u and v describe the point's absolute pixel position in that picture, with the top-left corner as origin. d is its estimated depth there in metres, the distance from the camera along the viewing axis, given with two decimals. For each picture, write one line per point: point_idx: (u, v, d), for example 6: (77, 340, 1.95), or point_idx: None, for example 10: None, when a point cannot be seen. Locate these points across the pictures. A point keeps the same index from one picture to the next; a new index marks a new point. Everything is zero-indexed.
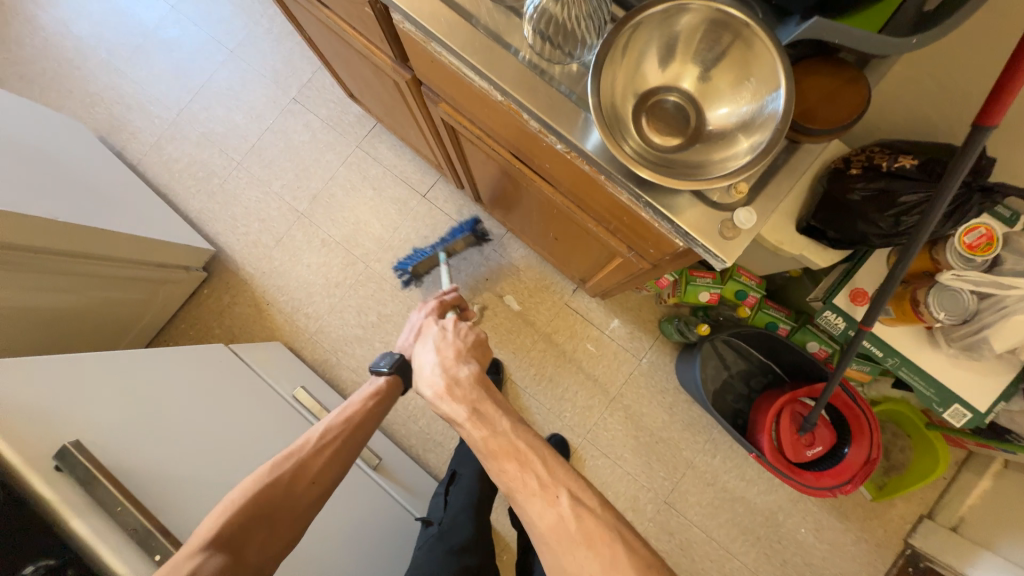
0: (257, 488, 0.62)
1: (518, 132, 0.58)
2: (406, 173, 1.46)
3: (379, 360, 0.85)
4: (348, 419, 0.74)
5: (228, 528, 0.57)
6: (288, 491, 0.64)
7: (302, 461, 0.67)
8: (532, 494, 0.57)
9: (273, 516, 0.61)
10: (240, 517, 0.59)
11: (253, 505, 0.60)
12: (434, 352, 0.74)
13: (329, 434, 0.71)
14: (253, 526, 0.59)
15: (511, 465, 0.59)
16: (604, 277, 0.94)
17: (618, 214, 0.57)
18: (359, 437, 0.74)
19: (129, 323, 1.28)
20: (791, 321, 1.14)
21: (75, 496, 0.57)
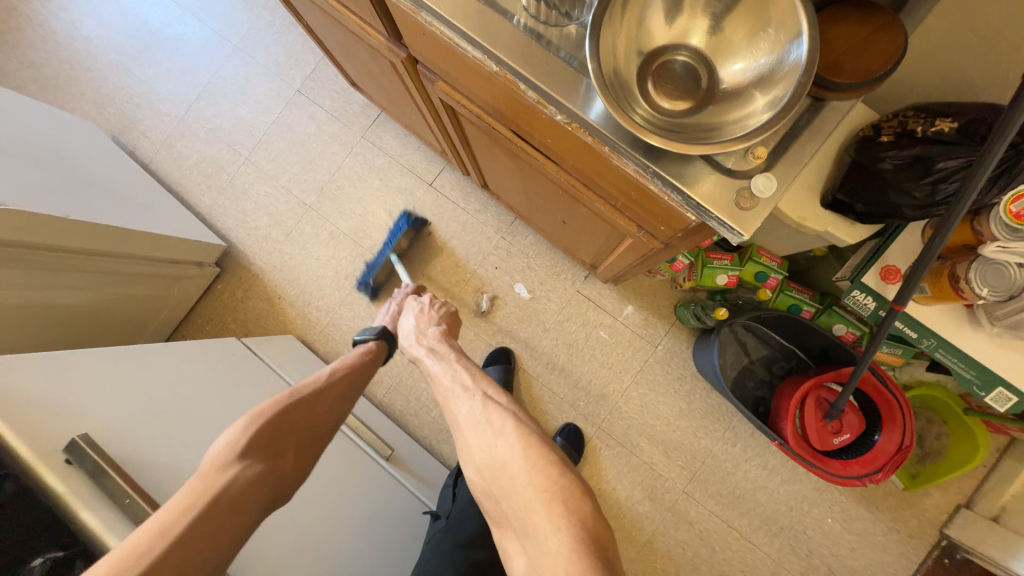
0: (268, 413, 0.66)
1: (516, 104, 0.54)
2: (411, 162, 1.44)
3: (363, 333, 0.90)
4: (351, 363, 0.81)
5: (255, 441, 0.62)
6: (304, 414, 0.70)
7: (315, 391, 0.73)
8: (455, 397, 0.70)
9: (294, 432, 0.67)
10: (264, 433, 0.64)
11: (275, 423, 0.65)
12: (413, 318, 0.89)
13: (338, 371, 0.78)
14: (277, 439, 0.65)
15: (446, 379, 0.74)
16: (615, 260, 0.90)
17: (625, 190, 0.53)
18: (362, 377, 0.81)
19: (146, 319, 1.30)
20: (816, 303, 1.08)
21: (86, 488, 0.58)
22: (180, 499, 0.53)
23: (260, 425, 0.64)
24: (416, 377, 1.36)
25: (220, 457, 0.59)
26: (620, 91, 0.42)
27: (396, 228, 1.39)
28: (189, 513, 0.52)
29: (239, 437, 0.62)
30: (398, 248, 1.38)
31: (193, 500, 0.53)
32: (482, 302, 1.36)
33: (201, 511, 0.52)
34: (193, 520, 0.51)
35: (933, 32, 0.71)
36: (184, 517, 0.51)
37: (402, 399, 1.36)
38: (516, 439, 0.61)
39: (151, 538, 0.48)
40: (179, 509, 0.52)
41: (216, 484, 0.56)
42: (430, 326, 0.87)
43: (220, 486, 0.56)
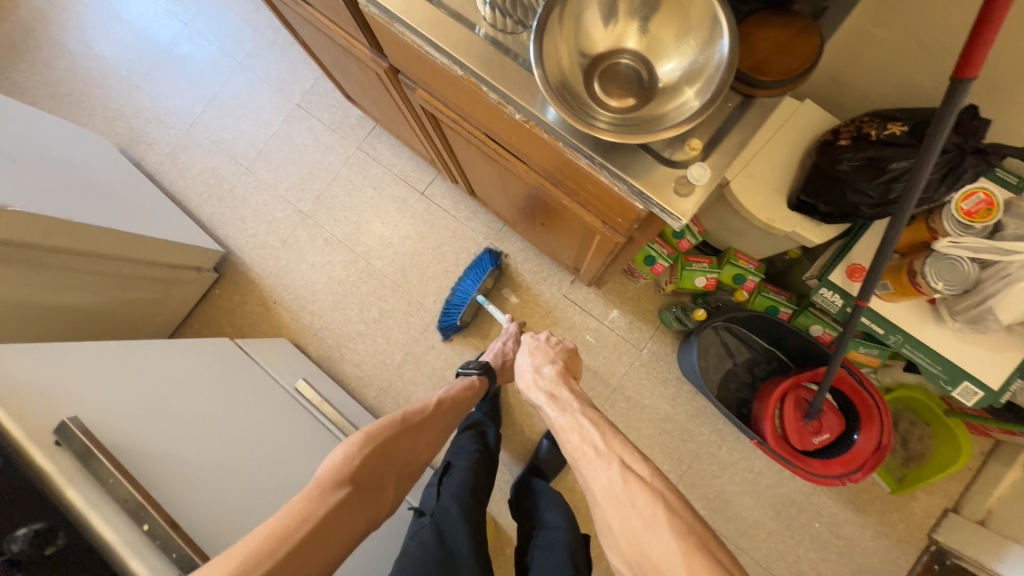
0: (376, 437, 0.76)
1: (482, 107, 0.59)
2: (405, 171, 1.50)
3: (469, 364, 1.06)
4: (450, 398, 0.93)
5: (365, 461, 0.72)
6: (404, 442, 0.80)
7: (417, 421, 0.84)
8: (589, 461, 0.68)
9: (392, 456, 0.77)
10: (375, 453, 0.74)
11: (382, 446, 0.76)
12: (530, 355, 0.95)
13: (439, 405, 0.90)
14: (380, 465, 0.74)
15: (573, 436, 0.73)
16: (591, 262, 0.95)
17: (583, 185, 0.58)
18: (453, 412, 0.92)
19: (145, 321, 1.34)
20: (792, 305, 1.10)
21: (72, 468, 0.60)
22: (302, 504, 0.62)
23: (373, 448, 0.74)
24: (406, 380, 1.39)
25: (338, 469, 0.69)
26: (569, 93, 0.46)
27: (479, 268, 1.36)
28: (305, 523, 0.60)
29: (355, 455, 0.72)
30: (481, 289, 1.34)
31: (307, 513, 0.61)
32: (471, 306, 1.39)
33: (313, 520, 0.61)
34: (309, 527, 0.60)
35: (884, 42, 0.75)
36: (304, 524, 0.60)
37: (391, 402, 1.38)
38: (668, 532, 0.57)
39: (269, 543, 0.56)
40: (303, 514, 0.61)
41: (331, 497, 0.64)
42: (547, 364, 0.91)
43: (332, 501, 0.64)
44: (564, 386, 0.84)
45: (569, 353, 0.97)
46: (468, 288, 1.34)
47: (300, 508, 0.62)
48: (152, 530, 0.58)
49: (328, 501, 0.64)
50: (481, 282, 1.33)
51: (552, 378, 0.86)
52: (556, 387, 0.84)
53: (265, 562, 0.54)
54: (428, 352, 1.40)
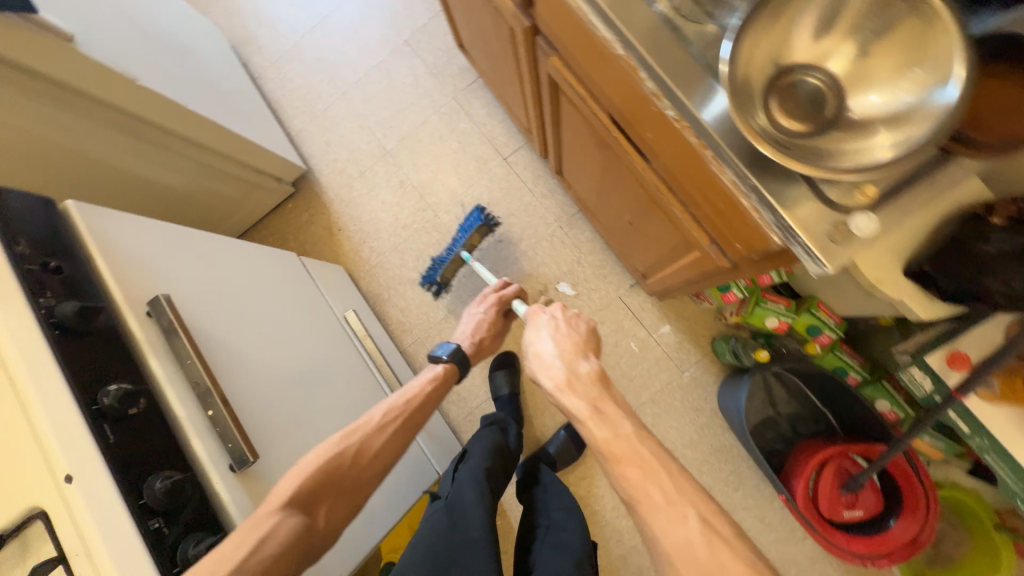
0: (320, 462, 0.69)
1: (625, 95, 0.56)
2: (493, 132, 1.47)
3: (439, 350, 0.95)
4: (406, 403, 0.84)
5: (304, 487, 0.66)
6: (357, 461, 0.73)
7: (365, 439, 0.76)
8: (655, 508, 0.57)
9: (339, 478, 0.70)
10: (316, 477, 0.68)
11: (327, 471, 0.69)
12: (553, 342, 0.81)
13: (386, 417, 0.80)
14: (324, 489, 0.68)
15: (634, 471, 0.60)
16: (669, 275, 0.90)
17: (711, 201, 0.54)
18: (406, 421, 0.83)
19: (222, 217, 1.42)
20: (864, 373, 1.03)
21: (159, 340, 0.64)
22: (238, 535, 0.57)
23: (314, 472, 0.68)
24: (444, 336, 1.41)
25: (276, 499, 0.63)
26: (752, 98, 0.43)
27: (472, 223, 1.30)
28: (244, 545, 0.56)
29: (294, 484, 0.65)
30: (469, 245, 1.29)
31: (249, 534, 0.57)
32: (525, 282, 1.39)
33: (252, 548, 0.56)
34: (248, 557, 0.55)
35: None
36: (242, 548, 0.56)
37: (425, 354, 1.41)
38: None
39: (216, 561, 0.54)
40: (239, 539, 0.56)
41: (267, 524, 0.59)
42: (591, 369, 0.75)
43: (272, 524, 0.60)
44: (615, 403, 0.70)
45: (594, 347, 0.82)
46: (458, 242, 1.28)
47: (233, 539, 0.56)
48: (214, 417, 0.63)
49: (265, 528, 0.59)
50: (470, 238, 1.27)
51: (591, 384, 0.72)
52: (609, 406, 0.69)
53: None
54: None
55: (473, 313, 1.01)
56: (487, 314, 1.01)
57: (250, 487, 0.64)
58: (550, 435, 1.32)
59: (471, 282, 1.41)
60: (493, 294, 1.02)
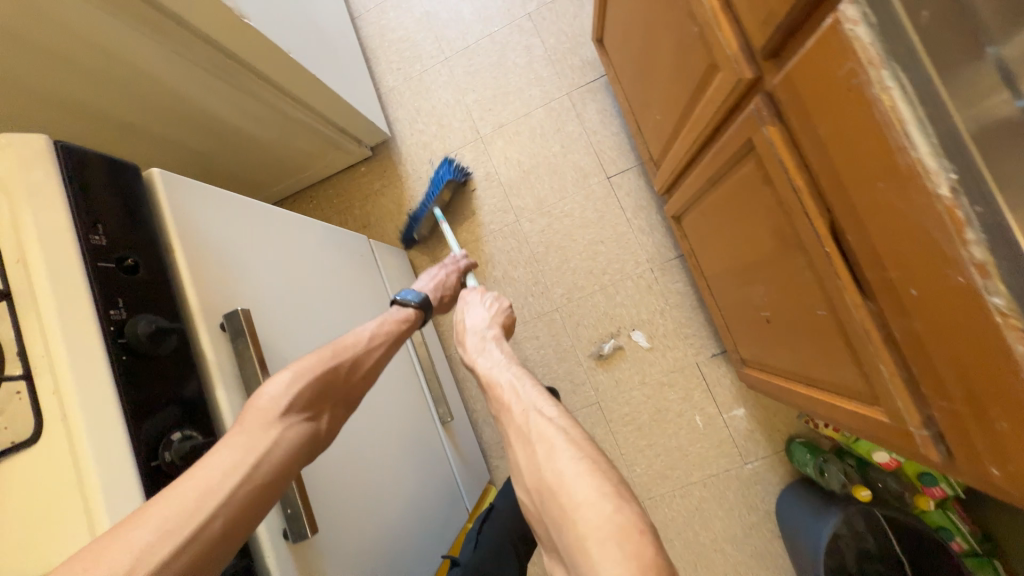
0: (307, 372, 0.57)
1: (905, 234, 0.41)
2: (601, 145, 1.30)
3: (407, 293, 0.82)
4: (390, 332, 0.72)
5: (300, 399, 0.55)
6: (343, 376, 0.61)
7: (355, 357, 0.64)
8: (508, 410, 0.55)
9: (334, 392, 0.60)
10: (312, 390, 0.56)
11: (319, 384, 0.58)
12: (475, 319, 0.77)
13: (376, 339, 0.69)
14: (319, 403, 0.57)
15: (502, 391, 0.59)
16: (798, 393, 0.76)
17: (980, 407, 0.40)
18: (394, 347, 0.72)
19: (292, 169, 1.32)
20: (972, 542, 0.91)
21: (229, 367, 0.54)
22: (227, 455, 0.46)
23: (310, 384, 0.57)
24: None
25: (265, 411, 0.51)
26: None
27: (442, 178, 1.27)
28: (234, 475, 0.46)
29: (287, 393, 0.54)
30: (439, 200, 1.29)
31: (242, 458, 0.47)
32: (596, 320, 1.27)
33: (244, 477, 0.46)
34: (239, 485, 0.46)
35: None
36: (231, 479, 0.45)
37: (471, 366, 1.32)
38: (571, 459, 0.45)
39: (203, 495, 0.43)
40: (230, 464, 0.46)
41: (264, 441, 0.50)
42: (494, 341, 0.71)
43: (268, 444, 0.50)
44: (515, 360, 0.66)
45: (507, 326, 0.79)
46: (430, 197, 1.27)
47: (221, 464, 0.46)
48: None
49: (260, 446, 0.49)
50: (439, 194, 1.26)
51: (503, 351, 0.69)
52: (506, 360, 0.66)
53: (195, 521, 0.42)
54: (530, 339, 1.30)
55: (434, 273, 0.91)
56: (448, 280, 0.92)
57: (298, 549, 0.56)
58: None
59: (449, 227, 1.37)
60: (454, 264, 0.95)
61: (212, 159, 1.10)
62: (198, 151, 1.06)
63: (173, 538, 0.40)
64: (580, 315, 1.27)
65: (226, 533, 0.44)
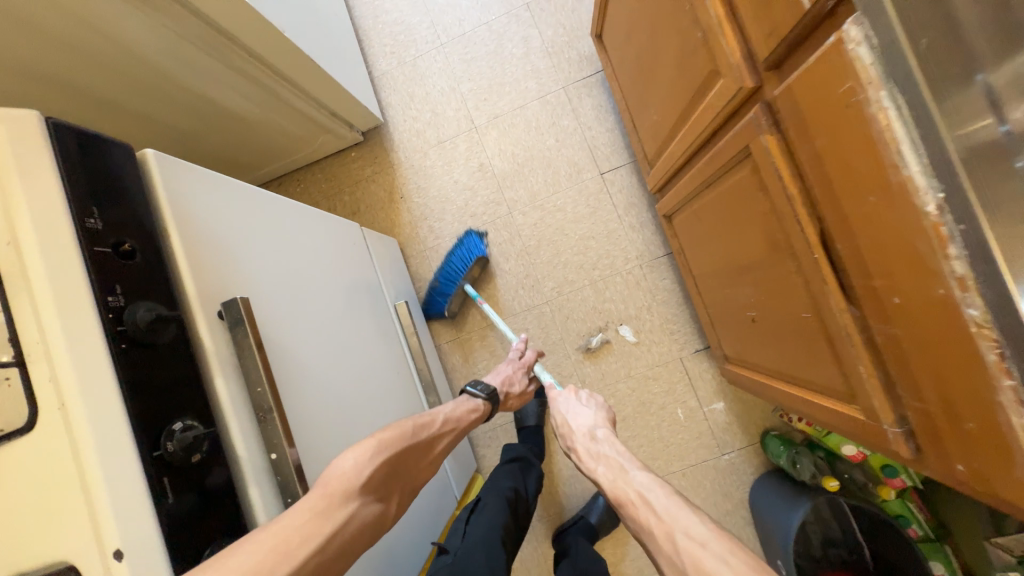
0: (391, 449, 0.62)
1: (893, 247, 0.43)
2: (595, 141, 1.31)
3: (475, 384, 0.92)
4: (458, 422, 0.80)
5: (379, 471, 0.58)
6: (415, 459, 0.67)
7: (426, 439, 0.71)
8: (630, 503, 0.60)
9: (402, 475, 0.63)
10: (387, 466, 0.60)
11: (396, 463, 0.62)
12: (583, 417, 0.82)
13: (443, 426, 0.76)
14: (389, 483, 0.60)
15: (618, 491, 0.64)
16: (777, 389, 0.80)
17: (952, 410, 0.43)
18: (456, 436, 0.79)
19: (280, 153, 1.29)
20: (926, 528, 0.99)
21: (227, 356, 0.53)
22: (308, 518, 0.48)
23: (387, 459, 0.61)
24: (485, 346, 1.33)
25: (349, 479, 0.54)
26: None
27: (468, 253, 1.27)
28: (310, 541, 0.47)
29: (368, 464, 0.57)
30: (468, 275, 1.28)
31: (319, 526, 0.48)
32: (585, 315, 1.29)
33: (318, 548, 0.47)
34: (312, 554, 0.46)
35: None
36: (308, 544, 0.46)
37: (460, 357, 1.33)
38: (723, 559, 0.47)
39: (278, 554, 0.44)
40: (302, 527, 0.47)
41: (342, 514, 0.51)
42: (611, 444, 0.73)
43: (342, 518, 0.51)
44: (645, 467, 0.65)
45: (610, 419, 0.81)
46: (457, 274, 1.27)
47: (302, 528, 0.47)
48: (277, 463, 0.53)
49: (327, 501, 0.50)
50: (469, 270, 1.26)
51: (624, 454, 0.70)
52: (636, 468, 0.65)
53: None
54: (520, 332, 1.31)
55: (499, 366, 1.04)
56: (515, 374, 1.02)
57: None
58: (589, 500, 1.28)
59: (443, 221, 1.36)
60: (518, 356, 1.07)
61: (196, 140, 1.07)
62: (184, 131, 1.02)
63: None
64: (569, 309, 1.29)
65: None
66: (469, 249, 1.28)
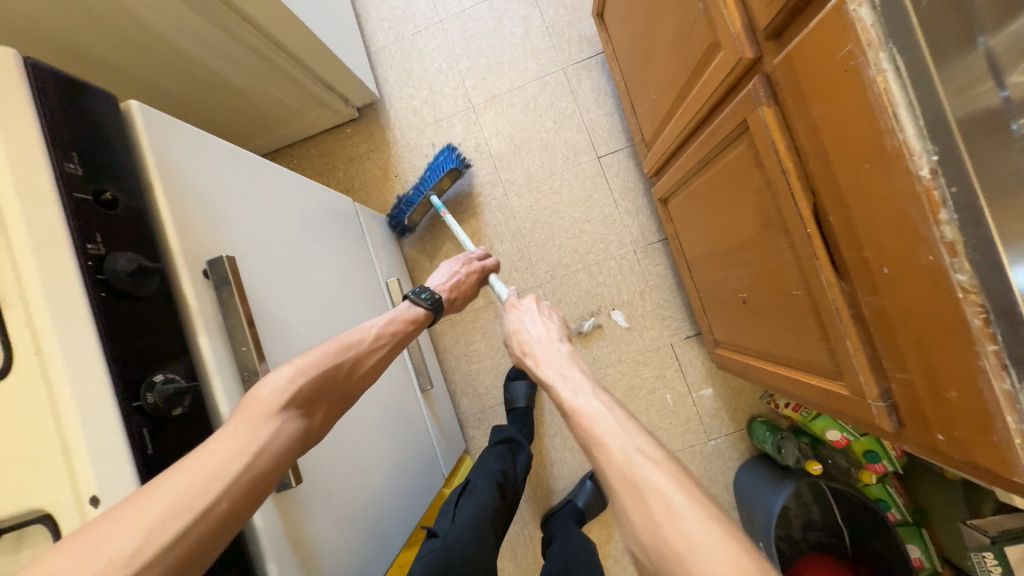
0: (311, 371, 0.56)
1: (884, 217, 0.43)
2: (593, 124, 1.30)
3: (417, 291, 0.82)
4: (396, 335, 0.71)
5: (303, 395, 0.53)
6: (346, 376, 0.61)
7: (358, 356, 0.64)
8: (582, 420, 0.52)
9: (331, 392, 0.58)
10: (314, 387, 0.55)
11: (320, 383, 0.56)
12: (539, 328, 0.72)
13: (379, 340, 0.68)
14: (319, 398, 0.56)
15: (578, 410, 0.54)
16: (765, 372, 0.81)
17: (934, 381, 0.44)
18: (396, 350, 0.71)
19: (274, 126, 1.27)
20: (907, 513, 1.00)
21: (212, 314, 0.53)
22: (233, 439, 0.46)
23: (310, 381, 0.55)
24: (477, 327, 1.32)
25: (268, 403, 0.50)
26: None
27: (441, 164, 1.25)
28: (238, 461, 0.45)
29: (287, 387, 0.52)
30: (437, 187, 1.25)
31: (243, 445, 0.46)
32: (578, 299, 1.29)
33: (247, 465, 0.45)
34: (245, 470, 0.45)
35: None
36: (231, 471, 0.44)
37: (453, 338, 1.33)
38: (664, 476, 0.44)
39: (212, 476, 0.43)
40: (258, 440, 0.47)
41: (265, 432, 0.48)
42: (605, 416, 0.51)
43: (268, 435, 0.48)
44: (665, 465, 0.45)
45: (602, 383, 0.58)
46: (428, 184, 1.25)
47: (227, 450, 0.45)
48: None
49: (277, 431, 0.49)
50: (438, 179, 1.23)
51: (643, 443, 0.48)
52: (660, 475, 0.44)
53: (201, 503, 0.41)
54: None
55: (447, 269, 0.93)
56: (465, 278, 0.93)
57: (285, 506, 0.55)
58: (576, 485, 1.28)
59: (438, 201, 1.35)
60: (475, 261, 0.96)
61: (188, 107, 1.05)
62: (176, 97, 1.00)
63: (182, 518, 0.40)
64: (562, 293, 1.29)
65: (229, 515, 0.43)
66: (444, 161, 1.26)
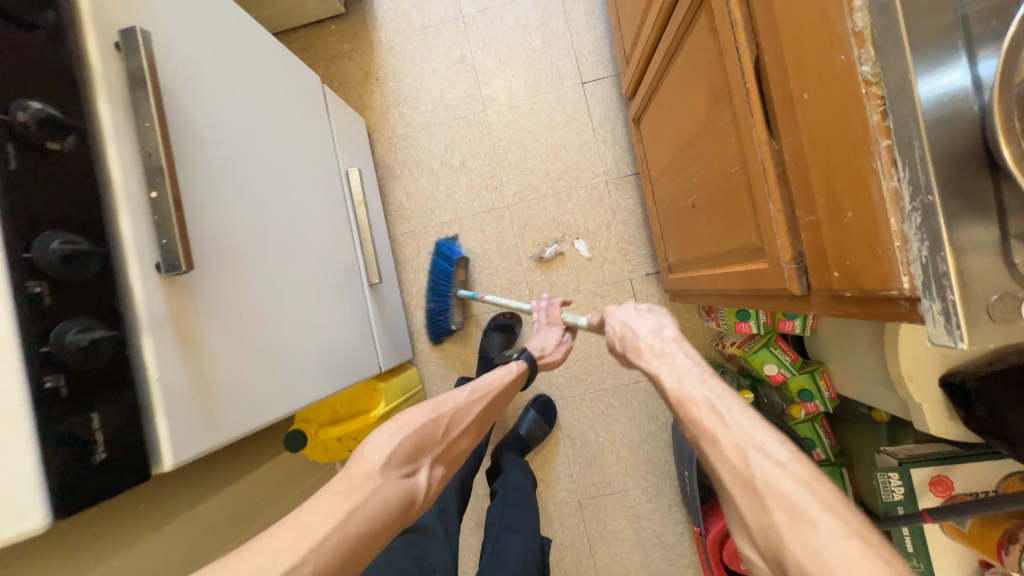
0: (409, 426, 0.65)
1: (811, 27, 0.41)
2: (582, 48, 1.27)
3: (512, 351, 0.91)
4: (492, 389, 0.79)
5: (398, 450, 0.62)
6: (443, 431, 0.69)
7: (454, 411, 0.72)
8: (710, 439, 0.47)
9: (428, 449, 0.66)
10: (411, 441, 0.64)
11: (418, 439, 0.65)
12: (628, 317, 0.66)
13: (475, 395, 0.76)
14: (418, 451, 0.64)
15: (702, 418, 0.48)
16: (705, 279, 0.80)
17: (835, 205, 0.42)
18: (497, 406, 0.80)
19: (257, 12, 1.23)
20: (830, 453, 1.01)
21: (118, 84, 0.49)
22: (331, 498, 0.53)
23: (407, 436, 0.64)
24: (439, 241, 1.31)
25: (369, 459, 0.59)
26: None
27: (444, 265, 1.25)
28: (329, 520, 0.51)
29: (385, 444, 0.62)
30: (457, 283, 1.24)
31: (338, 507, 0.52)
32: (545, 224, 1.27)
33: (336, 525, 0.51)
34: (333, 532, 0.50)
35: None
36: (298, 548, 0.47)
37: (413, 249, 1.31)
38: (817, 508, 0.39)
39: (299, 535, 0.48)
40: (327, 512, 0.51)
41: (361, 492, 0.55)
42: (743, 445, 0.44)
43: (364, 494, 0.55)
44: (823, 500, 0.39)
45: (743, 403, 0.49)
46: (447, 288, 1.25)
47: (320, 511, 0.51)
48: (157, 202, 0.50)
49: (360, 494, 0.55)
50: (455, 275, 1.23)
51: (801, 480, 0.41)
52: (825, 516, 0.38)
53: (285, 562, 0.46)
54: (476, 231, 1.29)
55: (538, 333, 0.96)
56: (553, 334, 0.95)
57: (172, 294, 0.51)
58: (520, 414, 1.26)
59: (416, 110, 1.32)
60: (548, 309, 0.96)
61: None
62: None
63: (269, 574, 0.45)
64: (528, 216, 1.28)
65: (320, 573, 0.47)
66: (446, 258, 1.25)
